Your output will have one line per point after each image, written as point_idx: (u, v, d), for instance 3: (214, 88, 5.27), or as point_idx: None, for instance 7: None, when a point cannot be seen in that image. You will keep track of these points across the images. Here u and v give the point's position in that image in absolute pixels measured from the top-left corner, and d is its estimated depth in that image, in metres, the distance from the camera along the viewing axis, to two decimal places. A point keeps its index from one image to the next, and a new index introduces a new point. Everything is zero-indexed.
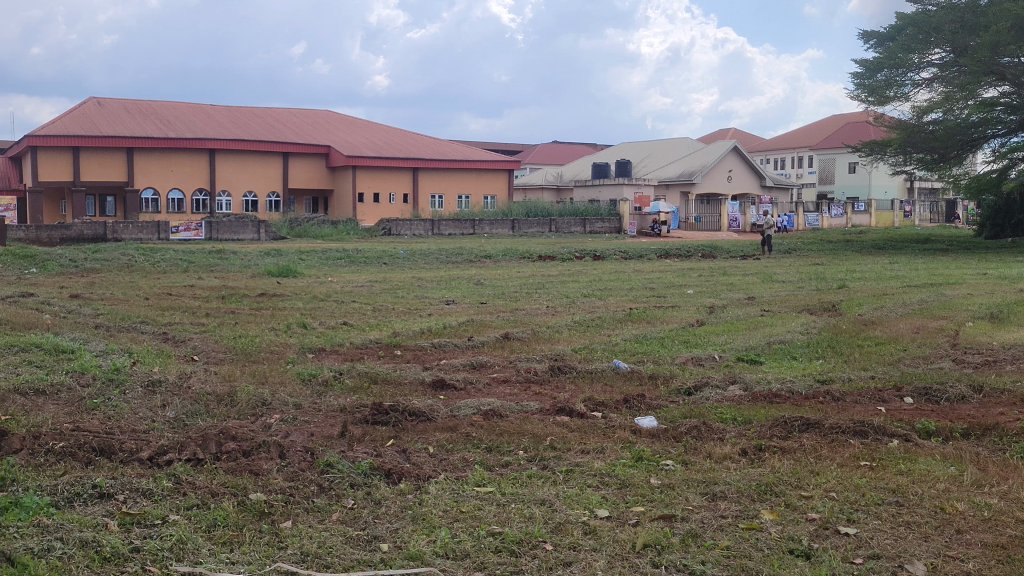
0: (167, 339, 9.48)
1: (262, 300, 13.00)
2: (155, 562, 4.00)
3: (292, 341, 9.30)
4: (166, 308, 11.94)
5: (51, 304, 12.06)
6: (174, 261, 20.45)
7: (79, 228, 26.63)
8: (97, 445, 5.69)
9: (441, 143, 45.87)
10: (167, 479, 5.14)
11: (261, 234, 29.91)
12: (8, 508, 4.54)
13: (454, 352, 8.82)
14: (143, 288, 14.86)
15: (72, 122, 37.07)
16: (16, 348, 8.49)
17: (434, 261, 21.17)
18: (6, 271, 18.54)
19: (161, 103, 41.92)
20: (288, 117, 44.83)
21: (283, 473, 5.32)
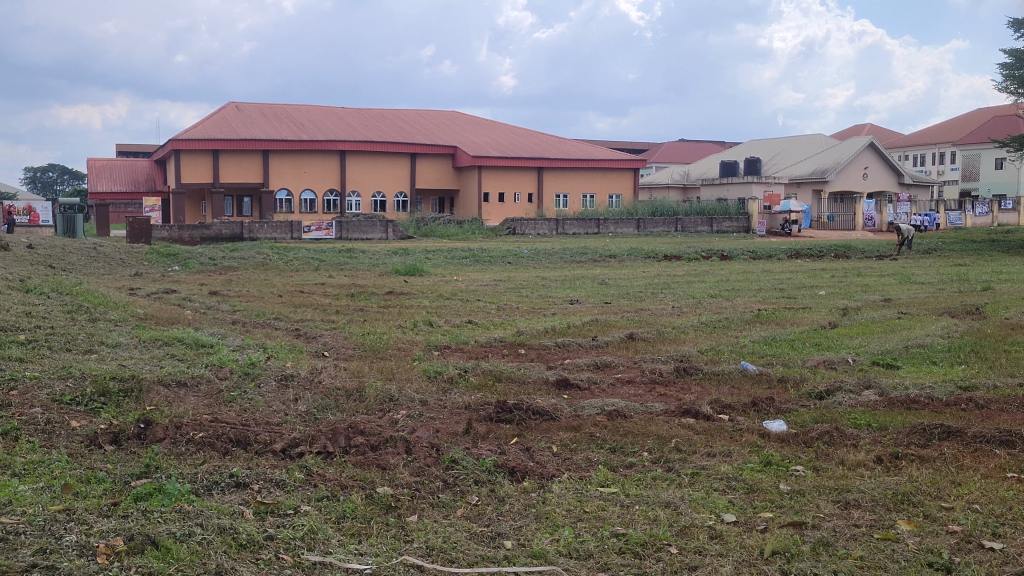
0: (299, 335, 9.78)
1: (389, 298, 13.24)
2: (288, 550, 4.12)
3: (418, 338, 9.48)
4: (299, 305, 12.34)
5: (192, 301, 12.62)
6: (306, 260, 21.08)
7: (218, 228, 27.86)
8: (234, 436, 5.93)
9: (566, 143, 45.90)
10: (299, 471, 5.31)
11: (388, 234, 30.57)
12: (153, 494, 4.77)
13: (578, 351, 8.80)
14: (277, 285, 15.38)
15: (212, 127, 38.74)
16: (160, 342, 8.91)
17: (559, 261, 21.17)
18: (152, 269, 19.49)
19: (295, 106, 43.36)
20: (416, 119, 45.66)
21: (409, 468, 5.41)
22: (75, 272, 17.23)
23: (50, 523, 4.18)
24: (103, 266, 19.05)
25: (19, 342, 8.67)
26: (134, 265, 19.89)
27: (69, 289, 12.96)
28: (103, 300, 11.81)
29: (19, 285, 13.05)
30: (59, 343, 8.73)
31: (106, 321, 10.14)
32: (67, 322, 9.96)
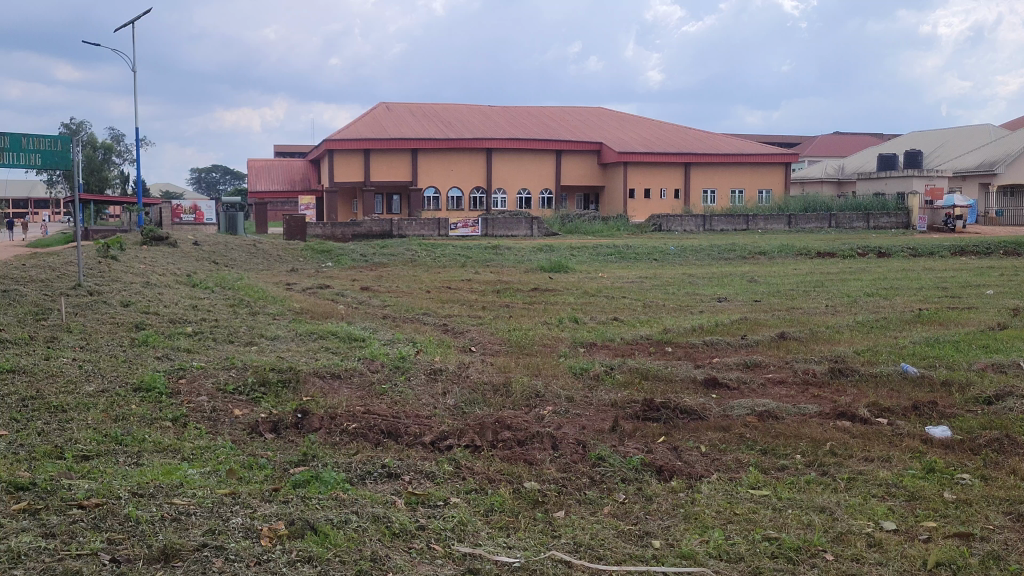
0: (447, 330, 9.96)
1: (535, 294, 13.32)
2: (439, 541, 4.21)
3: (564, 335, 9.49)
4: (445, 300, 12.59)
5: (345, 296, 13.02)
6: (453, 256, 21.46)
7: (369, 225, 28.65)
8: (385, 428, 6.10)
9: (713, 138, 45.12)
10: (448, 463, 5.41)
11: (533, 230, 30.85)
12: (310, 481, 4.96)
13: (726, 350, 8.64)
14: (426, 281, 15.72)
15: (364, 127, 39.98)
16: (315, 335, 9.27)
17: (706, 258, 20.79)
18: (307, 265, 20.27)
19: (442, 106, 44.26)
20: (560, 116, 45.81)
21: (556, 464, 5.44)
22: (236, 267, 18.08)
23: (219, 506, 4.40)
24: (262, 262, 19.93)
25: (188, 334, 9.19)
26: (290, 261, 20.71)
27: (231, 283, 13.64)
28: (263, 294, 12.38)
29: (185, 280, 13.82)
30: (223, 335, 9.20)
31: (266, 315, 10.59)
32: (230, 315, 10.49)
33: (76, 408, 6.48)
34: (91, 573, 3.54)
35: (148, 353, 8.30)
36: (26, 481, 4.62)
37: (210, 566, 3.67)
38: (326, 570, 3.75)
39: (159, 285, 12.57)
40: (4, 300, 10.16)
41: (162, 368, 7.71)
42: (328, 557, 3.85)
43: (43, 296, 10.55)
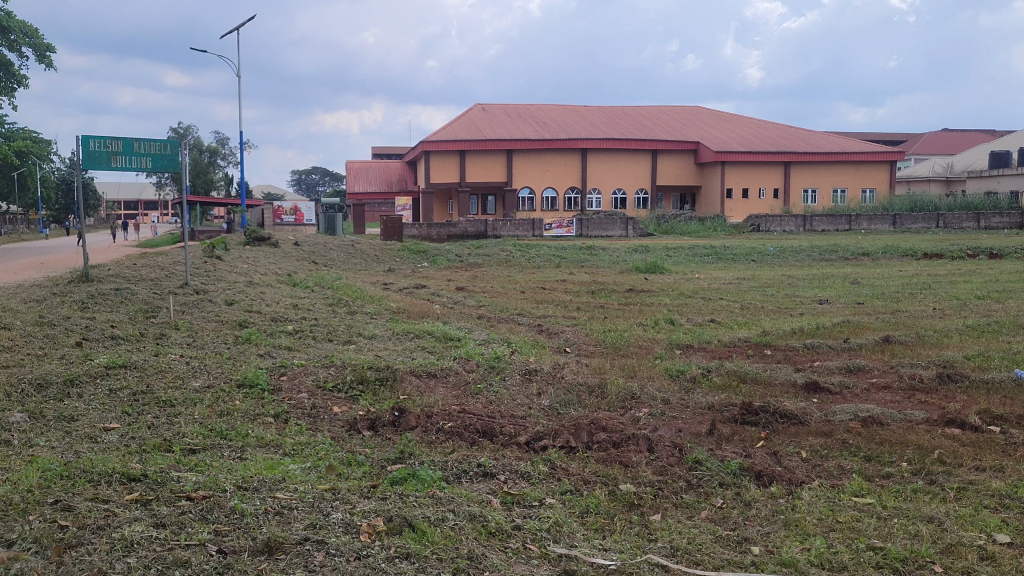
0: (541, 330, 9.97)
1: (630, 295, 13.25)
2: (535, 541, 4.21)
3: (660, 336, 9.40)
4: (540, 301, 12.61)
5: (440, 295, 13.17)
6: (548, 257, 21.50)
7: (464, 226, 28.92)
8: (481, 427, 6.14)
9: (813, 136, 44.15)
10: (543, 464, 5.42)
11: (629, 231, 30.67)
12: (407, 478, 5.03)
13: (828, 354, 8.44)
14: (521, 282, 15.80)
15: (460, 128, 40.41)
16: (412, 334, 9.39)
17: (807, 259, 20.34)
18: (403, 265, 20.59)
19: (538, 107, 44.43)
20: (656, 115, 45.44)
21: (652, 466, 5.39)
22: (334, 266, 18.49)
23: (319, 501, 4.49)
24: (360, 262, 20.30)
25: (289, 332, 9.41)
26: (387, 261, 21.04)
27: (330, 283, 13.93)
28: (361, 294, 12.60)
29: (286, 279, 14.17)
30: (322, 333, 9.41)
31: (364, 314, 10.80)
32: (329, 314, 10.72)
33: (183, 402, 6.70)
34: (199, 563, 3.64)
35: (251, 350, 8.53)
36: (137, 473, 4.79)
37: (311, 559, 3.74)
38: (424, 567, 3.78)
39: (261, 284, 12.91)
40: (116, 298, 10.57)
41: (264, 365, 7.92)
42: (426, 554, 3.89)
43: (153, 295, 10.94)
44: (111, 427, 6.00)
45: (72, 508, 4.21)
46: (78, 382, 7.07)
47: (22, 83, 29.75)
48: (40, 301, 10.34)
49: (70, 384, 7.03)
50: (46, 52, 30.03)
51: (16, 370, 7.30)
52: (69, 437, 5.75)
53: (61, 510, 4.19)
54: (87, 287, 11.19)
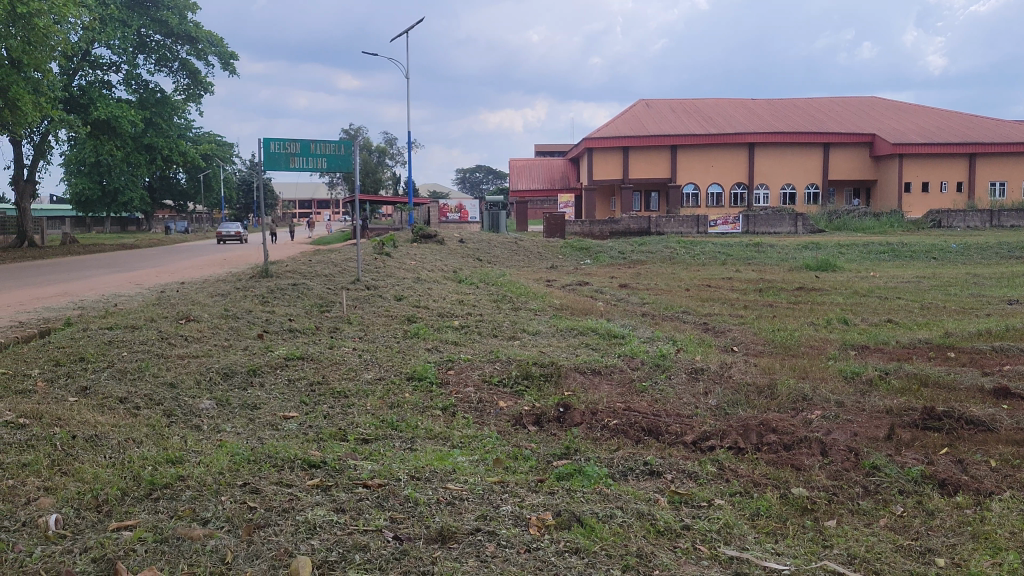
0: (707, 329, 9.82)
1: (800, 294, 12.83)
2: (705, 542, 4.14)
3: (833, 337, 9.07)
4: (706, 299, 12.40)
5: (603, 293, 13.16)
6: (713, 254, 21.15)
7: (627, 222, 28.89)
8: (646, 426, 6.09)
9: (1001, 126, 41.61)
10: (711, 465, 5.33)
11: (798, 227, 29.86)
12: (574, 474, 5.05)
13: (1019, 357, 7.93)
14: (686, 279, 15.59)
15: (624, 125, 40.29)
16: (576, 331, 9.43)
17: (992, 257, 19.21)
18: (566, 262, 20.70)
19: (704, 101, 43.80)
20: (828, 107, 43.92)
21: (826, 471, 5.20)
22: (500, 264, 18.78)
23: (489, 493, 4.57)
24: (523, 259, 20.53)
25: (455, 327, 9.61)
26: (550, 259, 21.20)
27: (494, 280, 14.14)
28: (525, 291, 12.70)
29: (452, 276, 14.49)
30: (487, 329, 9.57)
31: (528, 310, 10.90)
32: (494, 310, 10.89)
33: (356, 394, 6.95)
34: (377, 548, 3.76)
35: (419, 345, 8.76)
36: (317, 459, 5.02)
37: (484, 549, 3.81)
38: (594, 563, 3.77)
39: (428, 280, 13.26)
40: (293, 293, 11.07)
41: (432, 359, 8.14)
42: (595, 549, 3.88)
43: (327, 290, 11.41)
44: (290, 415, 6.29)
45: (259, 491, 4.45)
46: (260, 372, 7.47)
47: (208, 89, 31.58)
48: (225, 296, 10.96)
49: (253, 373, 7.43)
50: (230, 60, 31.78)
51: (205, 360, 7.76)
52: (253, 424, 6.07)
53: (249, 492, 4.43)
54: (266, 283, 11.78)
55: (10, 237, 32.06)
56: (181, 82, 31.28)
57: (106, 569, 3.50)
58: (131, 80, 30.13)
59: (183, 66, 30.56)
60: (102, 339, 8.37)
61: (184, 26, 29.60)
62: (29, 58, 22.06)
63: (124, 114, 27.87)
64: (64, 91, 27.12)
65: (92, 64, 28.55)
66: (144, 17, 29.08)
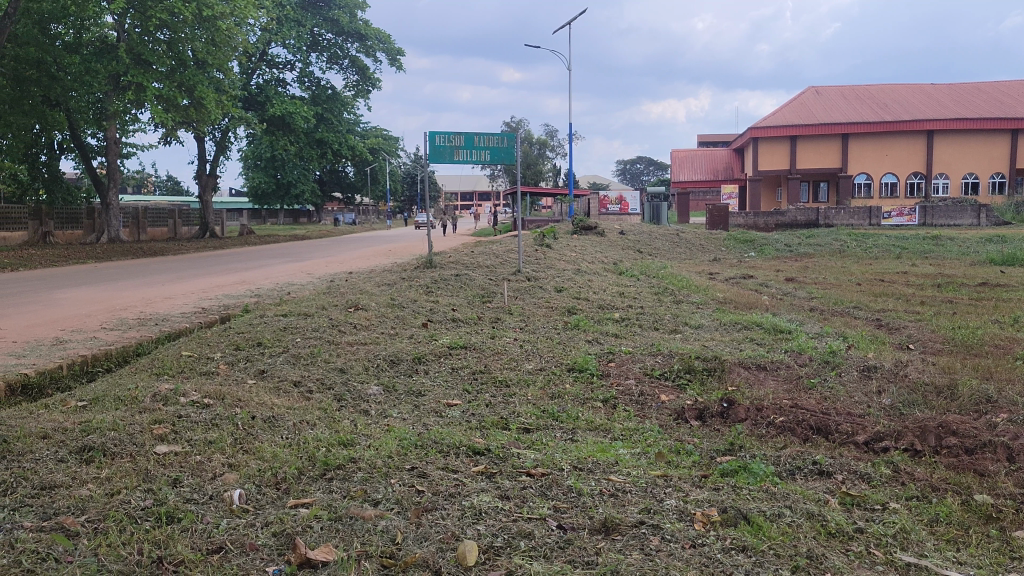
0: (881, 325, 9.41)
1: (983, 290, 12.11)
2: (880, 546, 3.96)
3: (1021, 336, 8.50)
4: (879, 294, 11.88)
5: (769, 287, 12.81)
6: (887, 247, 20.28)
7: (793, 214, 28.16)
8: (815, 424, 5.90)
9: None
10: (885, 466, 5.11)
11: (981, 219, 28.16)
12: (738, 471, 4.95)
13: None
14: (857, 273, 15.00)
15: (792, 113, 39.13)
16: (741, 326, 9.22)
17: None
18: (730, 255, 20.30)
19: (878, 87, 41.96)
20: (1017, 91, 41.24)
21: (1013, 478, 4.89)
22: (661, 256, 18.61)
23: (652, 487, 4.53)
24: (685, 251, 20.25)
25: (616, 319, 9.58)
26: (713, 251, 20.84)
27: (656, 272, 14.00)
28: (686, 283, 12.52)
29: (613, 267, 14.43)
30: (648, 321, 9.49)
31: (690, 304, 10.74)
32: (655, 302, 10.80)
33: (518, 383, 7.03)
34: (542, 536, 3.79)
35: (580, 337, 8.77)
36: (482, 447, 5.10)
37: (647, 543, 3.78)
38: (762, 562, 3.68)
39: (588, 272, 13.26)
40: (456, 284, 11.30)
41: (593, 351, 8.13)
42: (763, 549, 3.78)
43: (489, 281, 11.59)
44: (453, 403, 6.42)
45: (426, 475, 4.56)
46: (424, 360, 7.66)
47: (376, 85, 32.56)
48: (392, 285, 11.30)
49: (418, 361, 7.63)
50: (397, 56, 32.59)
51: (373, 347, 8.02)
52: (418, 410, 6.24)
53: (417, 476, 4.55)
54: (431, 273, 12.05)
55: (194, 228, 34.11)
56: (351, 78, 32.40)
57: (286, 543, 3.67)
58: (304, 78, 31.43)
59: (353, 63, 31.61)
60: (278, 325, 8.78)
61: (354, 24, 30.49)
62: (213, 58, 23.32)
63: (297, 110, 29.14)
64: (243, 89, 28.61)
65: (269, 63, 29.96)
66: (318, 17, 30.28)
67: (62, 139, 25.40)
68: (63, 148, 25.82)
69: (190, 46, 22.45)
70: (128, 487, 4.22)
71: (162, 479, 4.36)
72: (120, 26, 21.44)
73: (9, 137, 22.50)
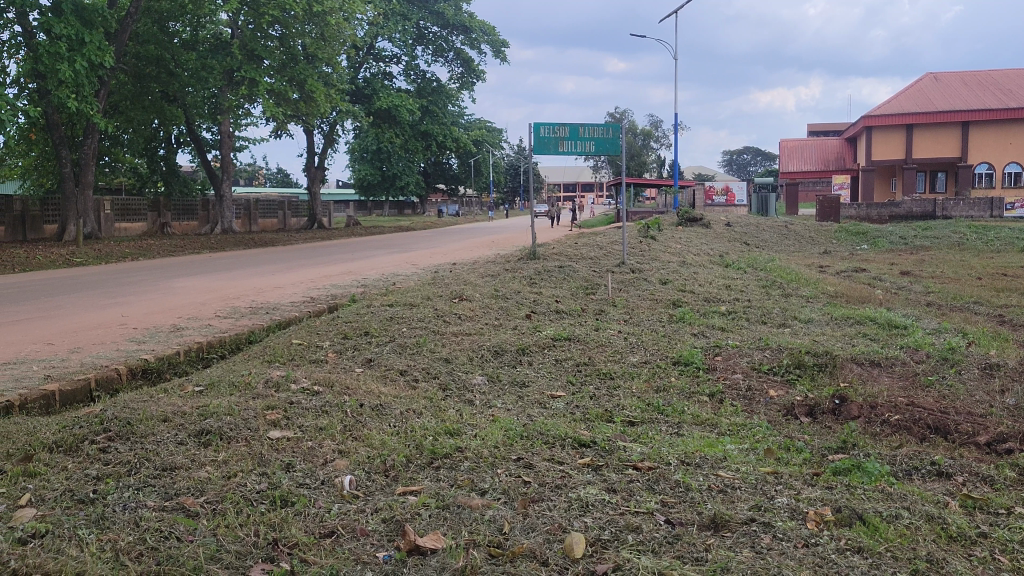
0: (1004, 322, 9.00)
1: None
2: (1005, 551, 3.78)
3: None
4: (1001, 289, 11.36)
5: (883, 280, 12.41)
6: (1009, 240, 19.39)
7: (909, 206, 27.23)
8: (933, 423, 5.68)
9: None
10: (1010, 469, 4.89)
11: None
12: (852, 470, 4.80)
13: None
14: (976, 267, 14.39)
15: (908, 101, 37.83)
16: (852, 320, 8.95)
17: None
18: (841, 247, 19.74)
19: (1001, 72, 40.19)
20: None
21: None
22: (768, 249, 18.22)
23: (762, 483, 4.44)
24: (794, 243, 19.77)
25: (722, 313, 9.42)
26: (823, 243, 20.29)
27: (764, 265, 13.70)
28: (795, 276, 12.23)
29: (719, 260, 14.19)
30: (756, 315, 9.30)
31: (799, 297, 10.47)
32: (763, 296, 10.58)
33: (622, 376, 6.99)
34: (649, 531, 3.75)
35: (686, 330, 8.65)
36: (587, 439, 5.08)
37: (759, 541, 3.70)
38: (879, 564, 3.56)
39: (693, 264, 13.07)
40: (560, 275, 11.29)
41: (699, 344, 8.02)
42: (880, 550, 3.66)
43: (592, 273, 11.53)
44: (557, 395, 6.41)
45: (532, 466, 4.57)
46: (528, 351, 7.68)
47: (480, 77, 32.74)
48: (495, 276, 11.34)
49: (522, 352, 7.65)
50: (501, 48, 32.70)
51: (477, 338, 8.07)
52: (522, 401, 6.26)
53: (523, 467, 4.56)
54: (535, 265, 12.06)
55: (303, 219, 34.99)
56: (456, 71, 32.68)
57: (395, 529, 3.72)
58: (410, 71, 31.82)
59: (458, 56, 31.85)
60: (385, 315, 8.93)
61: (459, 17, 30.69)
62: (323, 52, 23.75)
63: (403, 103, 29.54)
64: (351, 83, 29.19)
65: (376, 56, 30.45)
66: (424, 10, 30.61)
67: (179, 133, 26.36)
68: (180, 142, 26.79)
69: (300, 41, 22.97)
70: (244, 470, 4.35)
71: (275, 463, 4.48)
72: (235, 23, 22.13)
73: (131, 132, 23.53)
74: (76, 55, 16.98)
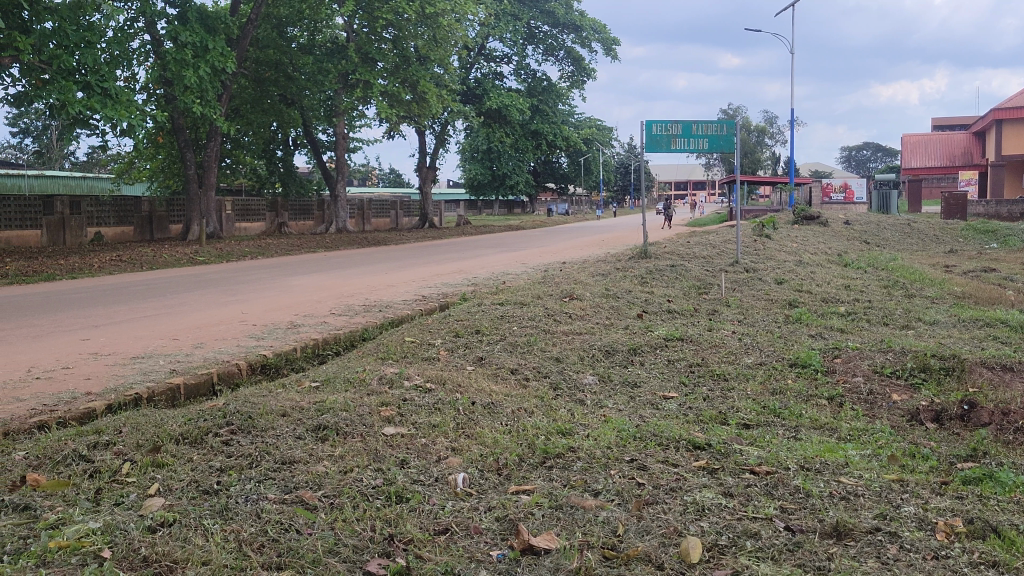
0: None
1: None
2: None
3: None
4: None
5: (1016, 280, 11.86)
6: None
7: None
8: None
9: None
10: None
11: None
12: (983, 479, 4.57)
13: None
14: None
15: None
16: (981, 322, 8.57)
17: None
18: (969, 246, 18.95)
19: None
20: None
21: None
22: (891, 247, 17.61)
23: (887, 490, 4.27)
24: (917, 242, 19.08)
25: (841, 313, 9.14)
26: (948, 241, 19.52)
27: (886, 264, 13.26)
28: (920, 276, 11.79)
29: (838, 259, 13.80)
30: (878, 316, 8.99)
31: (923, 298, 10.08)
32: (885, 296, 10.23)
33: (736, 377, 6.85)
34: (769, 536, 3.65)
35: (803, 331, 8.43)
36: (702, 441, 4.98)
37: (885, 551, 3.56)
38: None
39: (811, 263, 12.73)
40: (672, 274, 11.15)
41: (817, 346, 7.80)
42: (1017, 565, 3.45)
43: (705, 272, 11.35)
44: (670, 396, 6.32)
45: (646, 467, 4.51)
46: (640, 351, 7.60)
47: (590, 75, 32.60)
48: (606, 275, 11.26)
49: (634, 352, 7.57)
50: (613, 46, 32.50)
51: (588, 337, 8.03)
52: (634, 401, 6.18)
53: (637, 468, 4.50)
54: (646, 264, 11.93)
55: (415, 218, 35.54)
56: (566, 69, 32.66)
57: (508, 528, 3.72)
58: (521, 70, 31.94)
59: (568, 54, 31.79)
60: (495, 313, 8.97)
61: (569, 16, 30.66)
62: (436, 54, 24.05)
63: (513, 103, 29.66)
64: (462, 83, 29.49)
65: (487, 56, 30.68)
66: (534, 10, 30.69)
67: (297, 136, 27.08)
68: (297, 144, 27.49)
69: (413, 43, 23.32)
70: (360, 465, 4.41)
71: (390, 459, 4.53)
72: (350, 26, 22.64)
73: (252, 135, 24.30)
74: (200, 61, 17.53)
